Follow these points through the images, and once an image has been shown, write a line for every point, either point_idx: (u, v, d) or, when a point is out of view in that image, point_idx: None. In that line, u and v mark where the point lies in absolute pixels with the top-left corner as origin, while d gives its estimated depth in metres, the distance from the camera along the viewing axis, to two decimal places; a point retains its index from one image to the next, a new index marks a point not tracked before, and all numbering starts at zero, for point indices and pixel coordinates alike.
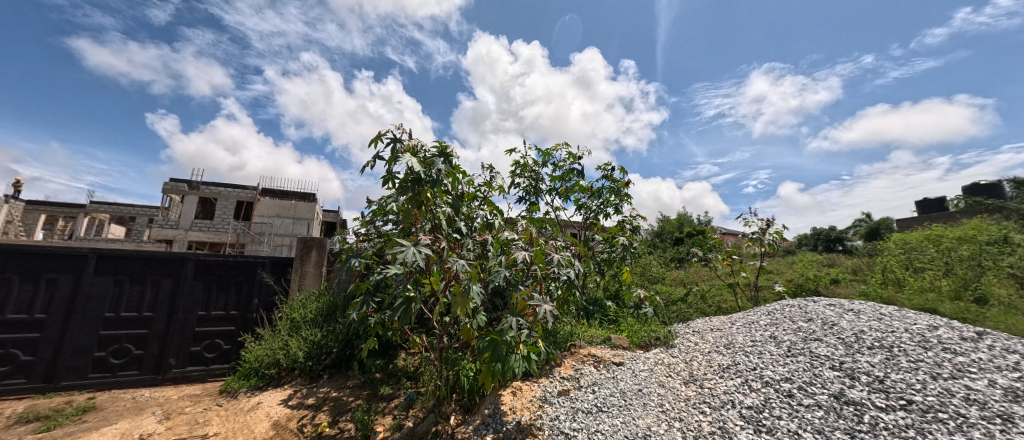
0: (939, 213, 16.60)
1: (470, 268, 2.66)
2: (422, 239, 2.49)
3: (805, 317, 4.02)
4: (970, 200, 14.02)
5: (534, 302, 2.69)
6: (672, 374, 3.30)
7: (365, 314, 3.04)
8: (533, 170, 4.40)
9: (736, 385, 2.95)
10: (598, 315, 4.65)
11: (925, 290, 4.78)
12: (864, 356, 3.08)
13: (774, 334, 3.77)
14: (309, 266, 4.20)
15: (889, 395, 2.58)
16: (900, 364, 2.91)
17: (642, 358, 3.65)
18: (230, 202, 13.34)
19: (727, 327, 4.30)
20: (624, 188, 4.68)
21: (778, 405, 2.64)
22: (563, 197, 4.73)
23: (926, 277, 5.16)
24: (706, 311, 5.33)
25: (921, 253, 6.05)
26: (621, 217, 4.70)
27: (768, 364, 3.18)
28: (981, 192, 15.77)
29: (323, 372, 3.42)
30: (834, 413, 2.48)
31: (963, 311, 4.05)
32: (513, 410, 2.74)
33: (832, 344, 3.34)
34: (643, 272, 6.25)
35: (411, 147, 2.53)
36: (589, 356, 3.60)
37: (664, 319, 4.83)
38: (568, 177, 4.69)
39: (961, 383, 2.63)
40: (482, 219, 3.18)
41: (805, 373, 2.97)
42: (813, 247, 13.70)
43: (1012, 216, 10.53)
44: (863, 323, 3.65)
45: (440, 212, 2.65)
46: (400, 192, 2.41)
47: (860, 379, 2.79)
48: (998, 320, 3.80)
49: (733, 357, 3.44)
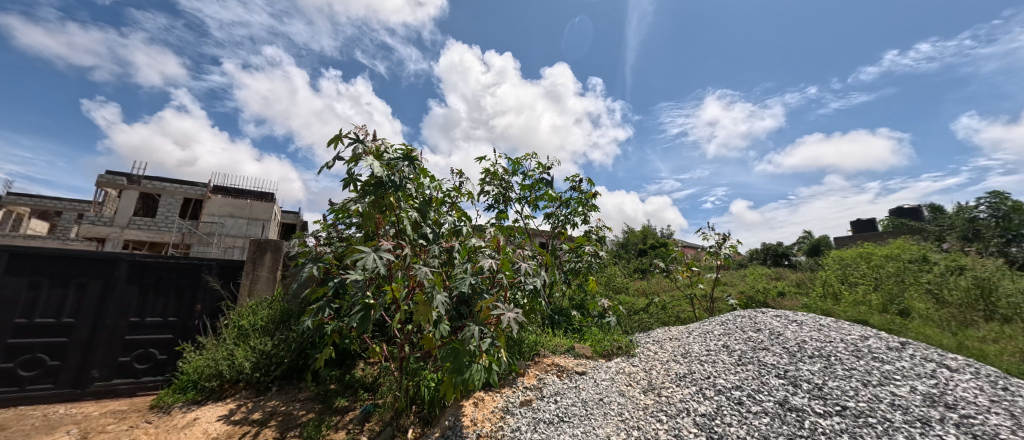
0: (870, 233, 18.32)
1: (435, 275, 2.60)
2: (384, 245, 2.40)
3: (754, 328, 4.26)
4: (895, 222, 15.59)
5: (498, 311, 2.66)
6: (632, 383, 3.38)
7: (321, 321, 2.89)
8: (503, 179, 4.42)
9: (691, 393, 3.07)
10: (564, 324, 4.70)
11: (858, 303, 5.23)
12: (805, 364, 3.30)
13: (726, 344, 3.97)
14: (262, 270, 3.96)
15: (826, 401, 2.77)
16: (836, 372, 3.14)
17: (604, 367, 3.71)
18: (176, 199, 12.38)
19: (685, 337, 4.47)
20: (591, 199, 4.79)
21: (729, 412, 2.76)
22: (532, 206, 4.77)
23: (859, 290, 5.65)
24: (666, 321, 5.52)
25: (855, 268, 6.62)
26: (588, 228, 4.81)
27: (721, 373, 3.33)
28: (904, 216, 17.61)
29: (272, 385, 3.20)
30: (778, 419, 2.62)
31: (889, 323, 4.47)
32: (474, 422, 2.70)
33: (778, 353, 3.56)
34: (608, 282, 6.41)
35: (375, 149, 2.47)
36: (553, 365, 3.63)
37: (626, 328, 4.96)
38: (538, 186, 4.74)
39: (887, 389, 2.88)
40: (449, 225, 3.14)
41: (753, 381, 3.13)
42: (763, 261, 14.63)
43: (929, 237, 11.81)
44: (805, 333, 3.92)
45: (406, 217, 2.58)
46: (362, 196, 2.33)
47: (802, 387, 2.98)
48: (917, 331, 4.22)
49: (689, 365, 3.58)
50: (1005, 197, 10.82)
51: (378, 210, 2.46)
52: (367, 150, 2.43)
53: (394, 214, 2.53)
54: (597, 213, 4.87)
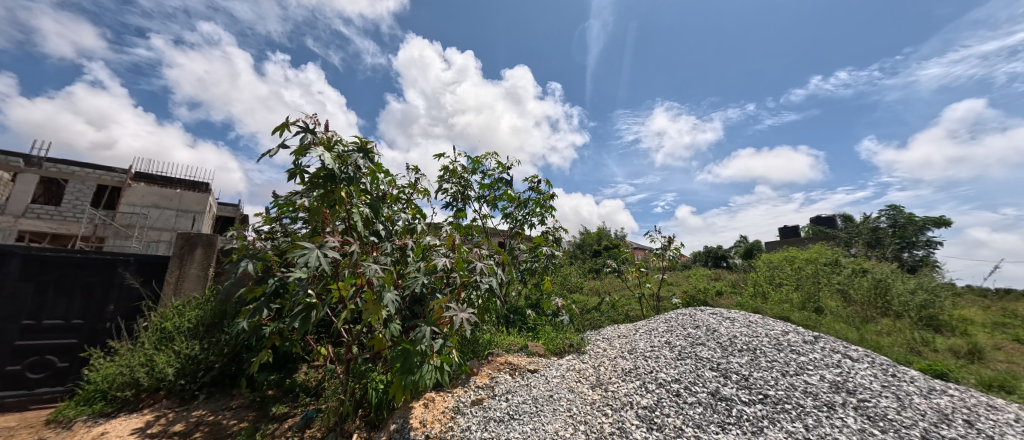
0: (795, 239, 20.42)
1: (385, 274, 2.52)
2: (330, 242, 2.27)
3: (693, 324, 4.58)
4: (816, 228, 17.50)
5: (451, 310, 2.62)
6: (582, 379, 3.51)
7: (259, 323, 2.69)
8: (462, 177, 4.38)
9: (635, 387, 3.24)
10: (518, 323, 4.75)
11: (783, 301, 5.81)
12: (735, 357, 3.61)
13: (668, 340, 4.23)
14: (191, 267, 3.60)
15: (751, 390, 3.05)
16: (760, 364, 3.47)
17: (556, 365, 3.81)
18: (89, 185, 10.96)
19: (632, 334, 4.70)
20: (549, 201, 4.88)
21: (668, 403, 2.95)
22: (491, 205, 4.77)
23: (783, 290, 6.27)
24: (616, 319, 5.78)
25: (780, 270, 7.35)
26: (546, 229, 4.90)
27: (662, 367, 3.55)
28: (822, 223, 19.84)
29: (199, 392, 2.94)
30: (710, 408, 2.85)
31: (807, 319, 5.00)
32: (423, 423, 2.66)
33: (712, 347, 3.86)
34: (563, 281, 6.58)
35: (325, 140, 2.33)
36: (506, 364, 3.65)
37: (579, 326, 5.13)
38: (497, 186, 4.75)
39: (802, 378, 3.23)
40: (403, 222, 3.04)
41: (690, 373, 3.37)
42: (704, 263, 15.78)
43: (841, 243, 13.40)
44: (736, 329, 4.29)
45: (358, 211, 2.46)
46: (310, 189, 2.19)
47: (731, 378, 3.25)
48: (828, 326, 4.77)
49: (635, 361, 3.78)
50: (900, 210, 12.55)
51: (329, 205, 2.32)
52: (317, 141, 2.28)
53: (345, 208, 2.40)
54: (554, 215, 4.98)
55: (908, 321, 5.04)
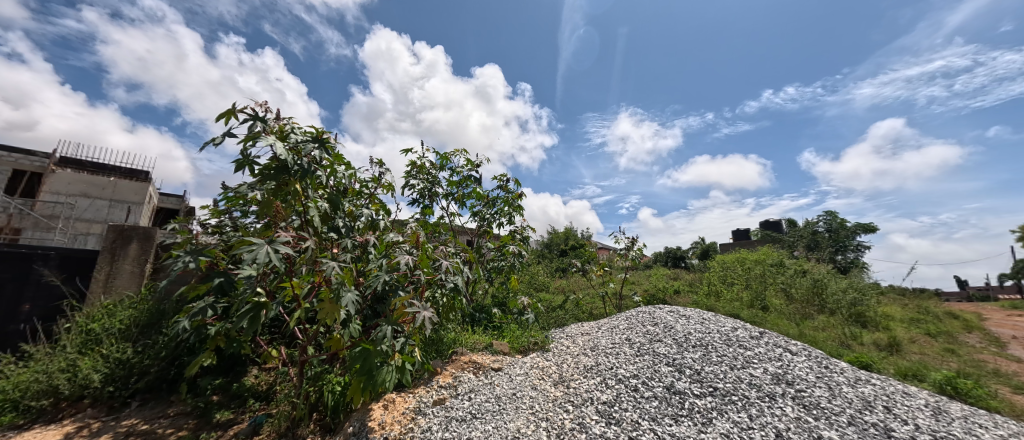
0: (746, 241, 21.84)
1: (344, 271, 2.41)
2: (283, 237, 2.14)
3: (652, 322, 4.78)
4: (764, 232, 18.79)
5: (413, 309, 2.56)
6: (545, 376, 3.56)
7: (202, 323, 2.50)
8: (430, 173, 4.29)
9: (596, 383, 3.33)
10: (484, 322, 4.74)
11: (734, 299, 6.19)
12: (689, 353, 3.81)
13: (628, 337, 4.39)
14: (124, 263, 3.32)
15: (702, 384, 3.23)
16: (711, 358, 3.68)
17: (520, 363, 3.84)
18: (2, 171, 9.73)
19: (594, 331, 4.83)
20: (517, 200, 4.90)
21: (626, 398, 3.06)
22: (458, 203, 4.72)
23: (734, 289, 6.69)
24: (580, 317, 5.92)
25: (732, 270, 7.83)
26: (513, 228, 4.92)
27: (622, 363, 3.68)
28: (770, 227, 21.34)
29: (131, 400, 2.70)
30: (664, 402, 2.99)
31: (754, 316, 5.36)
32: (382, 425, 2.60)
33: (669, 344, 4.04)
34: (529, 280, 6.64)
35: (279, 130, 2.19)
36: (470, 362, 3.63)
37: (544, 325, 5.20)
38: (465, 183, 4.70)
39: (748, 371, 3.46)
40: (365, 218, 2.93)
41: (648, 369, 3.52)
42: (664, 263, 16.51)
43: (785, 245, 14.48)
44: (691, 326, 4.52)
45: (315, 206, 2.35)
46: (260, 181, 2.05)
47: (685, 372, 3.43)
48: (772, 323, 5.13)
49: (596, 358, 3.88)
50: (836, 216, 13.74)
51: (283, 198, 2.19)
52: (269, 129, 2.13)
53: (300, 202, 2.27)
54: (522, 214, 5.00)
55: (840, 317, 5.53)
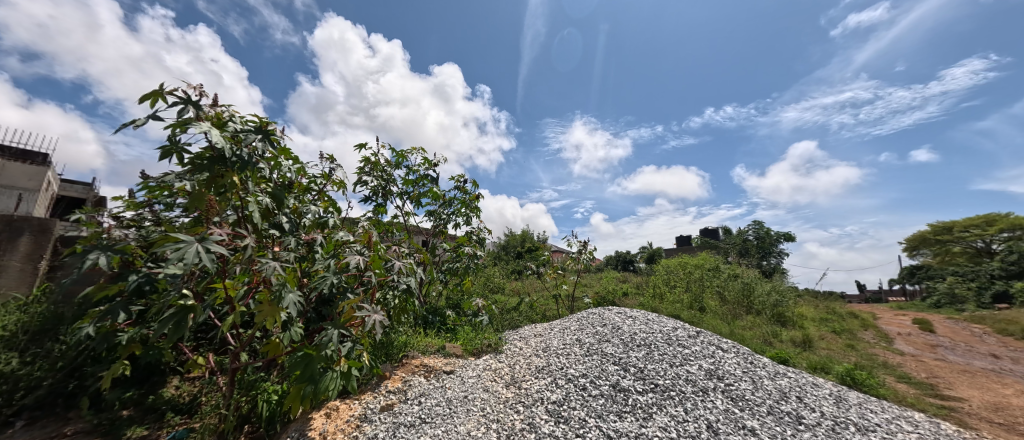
0: (688, 247, 23.54)
1: (287, 272, 2.23)
2: (217, 234, 1.91)
3: (601, 323, 4.98)
4: (704, 239, 20.35)
5: (363, 312, 2.43)
6: (497, 378, 3.58)
7: (111, 329, 2.20)
8: (384, 171, 4.13)
9: (546, 383, 3.41)
10: (437, 324, 4.65)
11: (676, 301, 6.64)
12: (634, 352, 4.02)
13: (579, 337, 4.54)
14: (12, 260, 2.87)
15: (645, 381, 3.42)
16: (653, 357, 3.91)
17: (472, 365, 3.83)
18: None
19: (547, 333, 4.95)
20: (474, 201, 4.88)
21: (574, 397, 3.17)
22: (414, 202, 4.59)
23: (676, 291, 7.17)
24: (533, 318, 6.03)
25: (675, 274, 8.40)
26: (470, 229, 4.88)
27: (572, 363, 3.79)
28: (709, 235, 23.20)
29: (15, 419, 2.32)
30: (610, 399, 3.13)
31: (692, 317, 5.78)
32: (323, 435, 2.46)
33: (616, 344, 4.23)
34: (485, 282, 6.63)
35: (215, 116, 1.97)
36: (421, 366, 3.55)
37: (497, 326, 5.22)
38: (422, 182, 4.58)
39: (685, 368, 3.72)
40: (313, 216, 2.73)
41: (595, 368, 3.66)
42: (615, 266, 17.30)
43: (722, 251, 15.79)
44: (636, 326, 4.78)
45: (256, 201, 2.15)
46: (190, 171, 1.83)
47: (629, 371, 3.61)
48: (708, 323, 5.57)
49: (547, 359, 3.97)
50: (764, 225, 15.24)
51: (217, 191, 1.97)
52: (205, 115, 1.91)
53: (238, 196, 2.06)
54: (479, 215, 4.99)
55: (765, 317, 6.13)
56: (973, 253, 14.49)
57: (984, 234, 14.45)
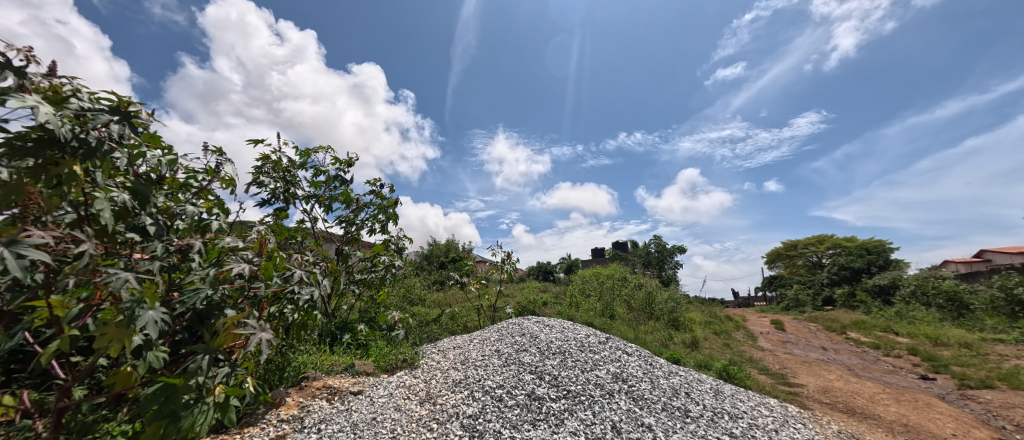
0: (602, 259, 25.49)
1: (145, 285, 1.82)
2: (39, 235, 1.48)
3: (520, 332, 5.07)
4: (615, 251, 22.25)
5: (246, 330, 2.10)
6: (410, 395, 3.38)
7: None
8: (287, 171, 3.71)
9: (462, 397, 3.33)
10: (346, 341, 4.27)
11: (589, 309, 7.10)
12: (549, 360, 4.16)
13: (497, 348, 4.55)
14: None
15: (558, 388, 3.55)
16: (567, 364, 4.09)
17: (384, 383, 3.57)
18: None
19: (466, 344, 4.87)
20: (392, 207, 4.64)
21: (491, 409, 3.15)
22: (323, 206, 4.19)
23: (590, 300, 7.68)
24: (453, 330, 5.89)
25: (589, 284, 9.00)
26: (387, 236, 4.60)
27: (489, 375, 3.78)
28: (619, 248, 25.45)
29: None
30: (525, 408, 3.19)
31: (603, 324, 6.23)
32: None
33: (533, 352, 4.34)
34: (403, 293, 6.31)
35: (52, 87, 1.54)
36: (324, 388, 3.21)
37: (414, 340, 4.98)
38: (332, 184, 4.21)
39: (595, 373, 3.96)
40: (191, 218, 2.19)
41: (512, 378, 3.69)
42: (536, 276, 17.93)
43: (630, 262, 17.40)
44: (552, 335, 4.97)
45: (108, 198, 1.72)
46: (4, 157, 1.39)
47: (544, 379, 3.72)
48: (616, 329, 6.04)
49: (465, 371, 3.89)
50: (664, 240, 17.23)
51: (47, 183, 1.55)
52: (36, 86, 1.50)
53: (79, 190, 1.62)
54: (397, 222, 4.73)
55: (662, 322, 6.88)
56: (811, 266, 18.23)
57: (817, 250, 18.29)
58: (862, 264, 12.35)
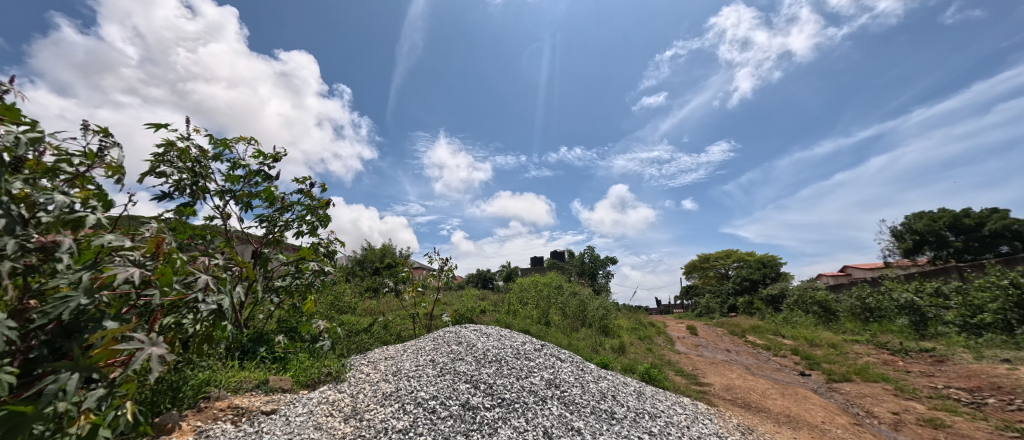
0: (540, 268, 26.21)
1: None
2: None
3: (456, 341, 4.98)
4: (554, 260, 23.02)
5: (131, 344, 1.76)
6: (333, 412, 3.12)
7: None
8: (197, 162, 3.27)
9: (392, 411, 3.17)
10: (260, 354, 3.83)
11: (526, 316, 7.23)
12: (485, 368, 4.14)
13: (433, 358, 4.41)
14: None
15: (493, 396, 3.54)
16: (503, 372, 4.10)
17: (303, 400, 3.25)
18: None
19: (399, 355, 4.65)
20: (322, 208, 4.31)
21: (422, 421, 3.04)
22: (240, 203, 3.76)
23: (527, 308, 7.83)
24: (386, 340, 5.59)
25: (527, 292, 9.18)
26: (315, 239, 4.23)
27: (422, 386, 3.64)
28: (557, 257, 26.43)
29: None
30: (458, 419, 3.12)
31: (539, 331, 6.38)
32: None
33: (469, 361, 4.28)
34: (331, 301, 5.87)
35: None
36: (228, 409, 2.83)
37: (341, 351, 4.63)
38: (253, 180, 3.79)
39: (530, 380, 4.03)
40: (61, 210, 1.75)
41: (447, 389, 3.60)
42: (475, 284, 17.86)
43: (567, 271, 18.10)
44: (489, 343, 4.96)
45: None
46: None
47: (479, 388, 3.69)
48: (551, 336, 6.22)
49: (397, 383, 3.71)
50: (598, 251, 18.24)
51: None
52: None
53: None
54: (328, 224, 4.40)
55: (594, 329, 7.24)
56: (720, 277, 20.57)
57: (725, 263, 20.74)
58: (759, 276, 14.25)
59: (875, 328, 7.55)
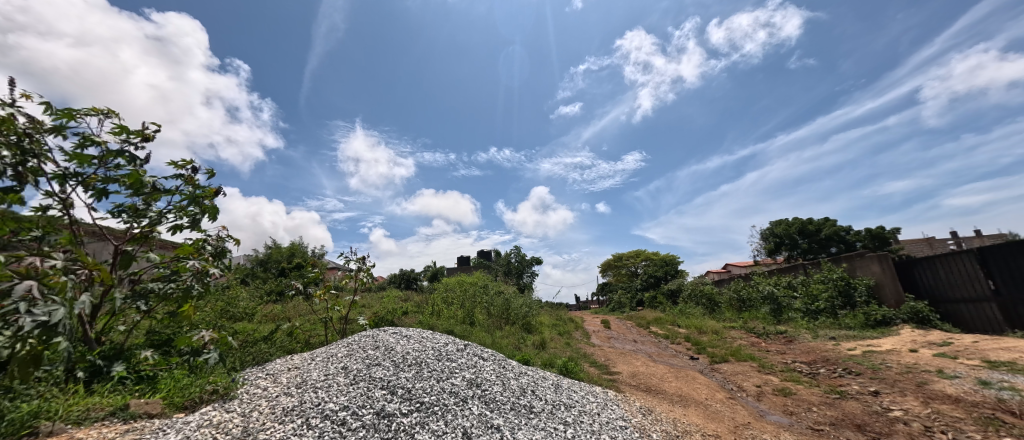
0: (468, 267, 26.14)
1: None
2: None
3: (373, 346, 4.69)
4: (480, 258, 23.17)
5: None
6: (219, 435, 2.70)
7: None
8: (25, 136, 2.57)
9: (294, 427, 2.86)
10: (118, 374, 3.15)
11: (450, 317, 7.13)
12: (404, 373, 3.96)
13: (345, 365, 4.08)
14: None
15: (411, 401, 3.41)
16: (422, 375, 3.97)
17: (177, 425, 2.76)
18: None
19: (305, 364, 4.22)
20: (209, 198, 3.71)
21: (330, 435, 2.79)
22: (92, 190, 3.06)
23: (451, 308, 7.73)
24: (290, 348, 5.03)
25: (452, 291, 9.07)
26: (199, 234, 3.62)
27: (332, 397, 3.34)
28: (484, 257, 26.63)
29: None
30: (372, 429, 2.94)
31: (462, 331, 6.34)
32: None
33: (386, 366, 4.06)
34: (222, 307, 5.10)
35: None
36: None
37: (232, 365, 4.04)
38: (111, 162, 3.11)
39: (451, 381, 3.96)
40: None
41: (360, 398, 3.36)
42: (398, 284, 17.13)
43: (493, 270, 18.30)
44: (409, 345, 4.78)
45: None
46: None
47: (397, 393, 3.51)
48: (475, 335, 6.23)
49: (301, 396, 3.35)
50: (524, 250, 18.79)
51: None
52: None
53: None
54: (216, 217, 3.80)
55: (516, 326, 7.44)
56: (630, 274, 22.68)
57: (635, 262, 22.93)
58: (662, 273, 16.04)
59: (747, 316, 9.02)
